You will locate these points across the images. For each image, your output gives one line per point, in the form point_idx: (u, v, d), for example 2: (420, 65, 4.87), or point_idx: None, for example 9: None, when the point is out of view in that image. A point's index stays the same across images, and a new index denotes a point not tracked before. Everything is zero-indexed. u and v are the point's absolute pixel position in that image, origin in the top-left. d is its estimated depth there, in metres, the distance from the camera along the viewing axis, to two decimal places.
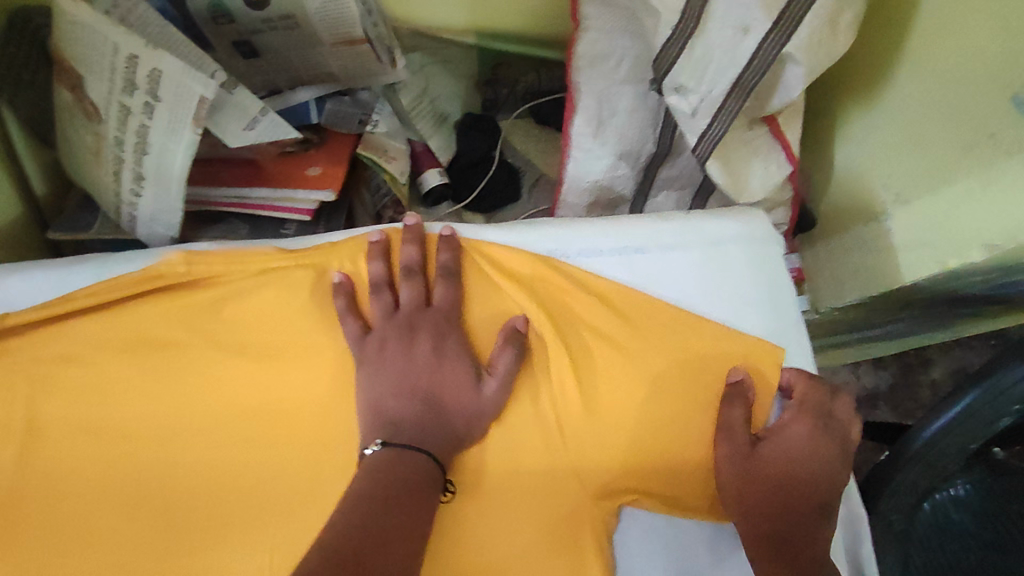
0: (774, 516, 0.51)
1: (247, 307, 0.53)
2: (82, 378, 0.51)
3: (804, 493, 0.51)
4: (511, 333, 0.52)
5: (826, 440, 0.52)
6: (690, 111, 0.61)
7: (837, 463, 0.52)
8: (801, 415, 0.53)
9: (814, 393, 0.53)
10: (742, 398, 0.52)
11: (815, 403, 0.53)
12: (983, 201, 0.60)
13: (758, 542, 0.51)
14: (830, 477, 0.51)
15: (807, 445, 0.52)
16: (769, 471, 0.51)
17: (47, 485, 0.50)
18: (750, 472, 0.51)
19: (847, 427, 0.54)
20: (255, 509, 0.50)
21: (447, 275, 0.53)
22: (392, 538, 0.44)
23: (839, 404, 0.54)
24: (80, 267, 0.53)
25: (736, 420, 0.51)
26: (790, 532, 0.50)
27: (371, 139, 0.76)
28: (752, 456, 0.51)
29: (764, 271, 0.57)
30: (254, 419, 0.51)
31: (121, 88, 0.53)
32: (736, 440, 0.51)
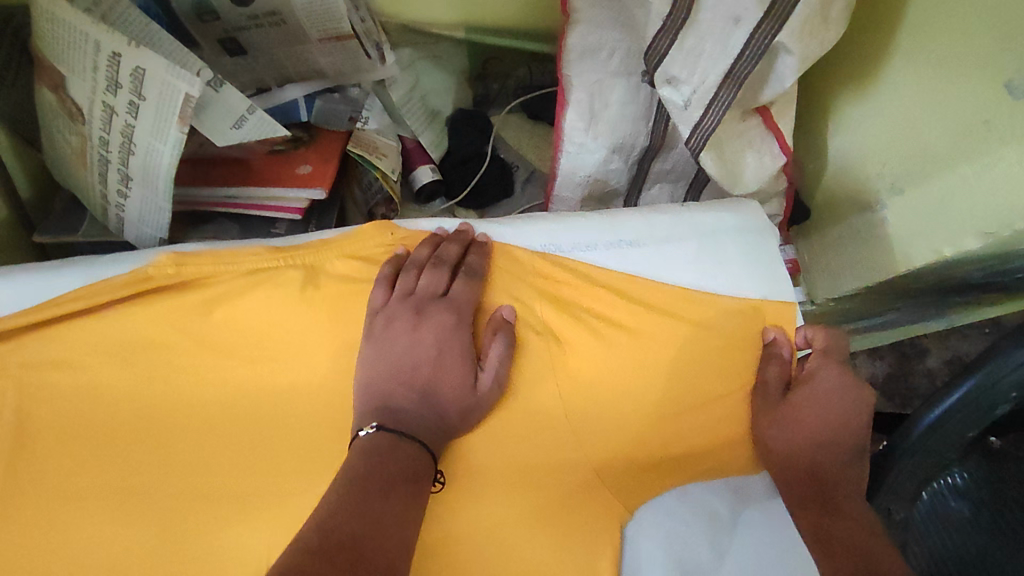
0: (815, 464, 0.53)
1: (240, 307, 0.52)
2: (69, 383, 0.50)
3: (840, 433, 0.53)
4: (500, 323, 0.52)
5: (858, 381, 0.54)
6: (683, 103, 0.60)
7: (865, 407, 0.54)
8: (828, 363, 0.54)
9: (837, 341, 0.55)
10: (778, 354, 0.54)
11: (841, 346, 0.55)
12: (979, 188, 0.60)
13: (803, 489, 0.52)
14: (862, 417, 0.54)
15: (840, 388, 0.54)
16: (808, 419, 0.53)
17: (37, 492, 0.49)
18: (791, 423, 0.52)
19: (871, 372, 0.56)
20: (249, 512, 0.49)
21: (470, 271, 0.53)
22: (381, 534, 0.42)
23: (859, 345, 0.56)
24: (68, 269, 0.52)
25: (773, 376, 0.53)
26: (830, 478, 0.53)
27: (360, 135, 0.75)
28: (790, 406, 0.53)
29: (756, 255, 0.57)
30: (247, 422, 0.50)
31: (104, 87, 0.52)
32: (773, 392, 0.53)
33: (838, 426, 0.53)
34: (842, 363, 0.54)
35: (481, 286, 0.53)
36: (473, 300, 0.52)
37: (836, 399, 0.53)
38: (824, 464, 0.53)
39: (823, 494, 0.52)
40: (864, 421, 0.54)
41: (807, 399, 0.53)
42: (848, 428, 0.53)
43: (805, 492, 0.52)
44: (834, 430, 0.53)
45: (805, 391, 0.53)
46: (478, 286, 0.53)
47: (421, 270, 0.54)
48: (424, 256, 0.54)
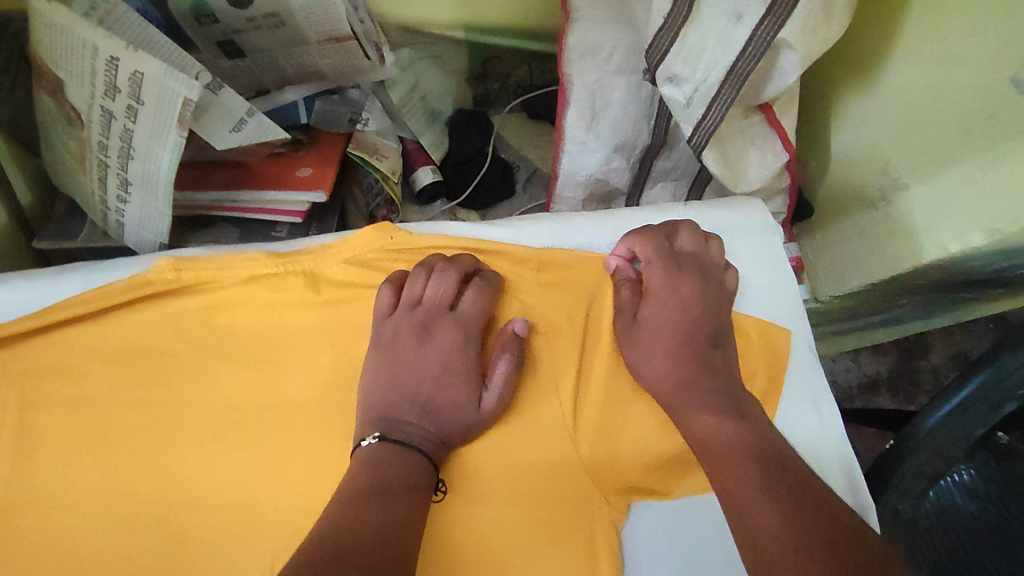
0: (681, 369, 0.50)
1: (243, 312, 0.52)
2: (71, 390, 0.50)
3: (691, 333, 0.52)
4: (511, 341, 0.51)
5: (686, 276, 0.53)
6: (685, 101, 0.60)
7: (700, 289, 0.53)
8: (651, 262, 0.54)
9: (650, 240, 0.54)
10: (617, 276, 0.54)
11: (661, 246, 0.54)
12: (983, 184, 0.59)
13: (673, 394, 0.50)
14: (709, 308, 0.53)
15: (671, 287, 0.53)
16: (657, 331, 0.52)
17: (41, 500, 0.48)
18: (647, 342, 0.52)
19: (702, 258, 0.54)
20: (251, 520, 0.48)
21: (484, 286, 0.52)
22: (381, 544, 0.42)
23: (680, 237, 0.55)
24: (68, 274, 0.52)
25: (625, 299, 0.54)
26: (697, 376, 0.50)
27: (360, 137, 0.74)
28: (642, 323, 0.52)
29: (757, 258, 0.57)
30: (250, 429, 0.50)
31: (103, 92, 0.52)
32: (625, 315, 0.53)
33: (692, 328, 0.52)
34: (663, 262, 0.54)
35: (492, 301, 0.52)
36: (481, 315, 0.52)
37: (675, 300, 0.53)
38: (693, 372, 0.50)
39: (692, 395, 0.49)
40: (708, 306, 0.53)
41: (656, 309, 0.53)
42: (697, 328, 0.52)
43: (681, 397, 0.49)
44: (689, 333, 0.52)
45: (654, 301, 0.53)
46: (487, 301, 0.52)
47: (430, 276, 0.53)
48: (435, 262, 0.54)
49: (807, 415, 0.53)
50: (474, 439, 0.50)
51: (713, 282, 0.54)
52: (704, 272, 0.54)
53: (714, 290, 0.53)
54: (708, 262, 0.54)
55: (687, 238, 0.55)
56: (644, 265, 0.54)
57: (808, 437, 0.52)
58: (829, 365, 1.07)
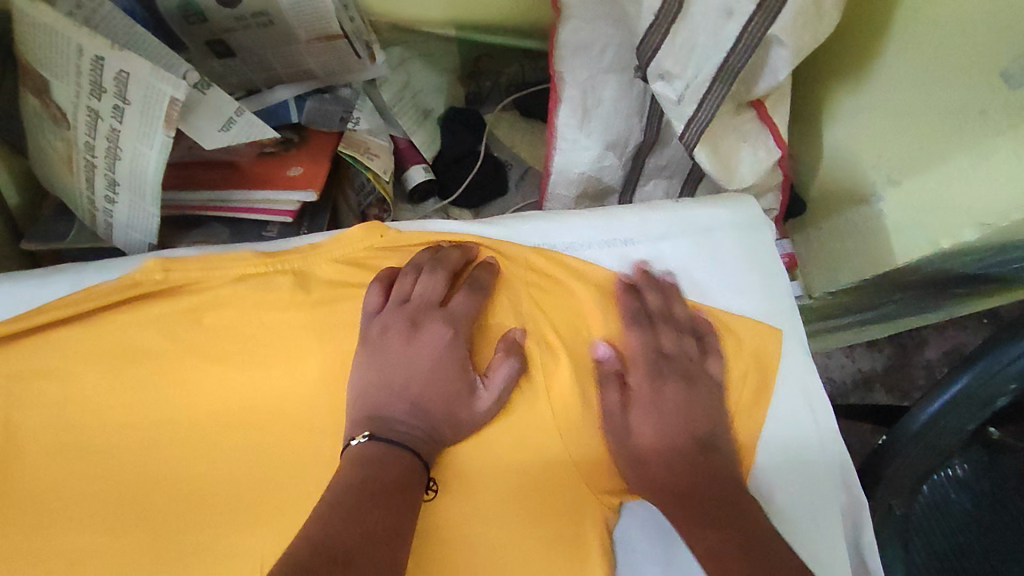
0: (675, 483, 0.49)
1: (232, 312, 0.52)
2: (59, 393, 0.50)
3: (684, 445, 0.50)
4: (510, 345, 0.51)
5: (672, 383, 0.52)
6: (676, 98, 0.59)
7: (684, 395, 0.51)
8: (635, 367, 0.52)
9: (633, 339, 0.53)
10: (605, 372, 0.52)
11: (647, 347, 0.52)
12: (974, 177, 0.59)
13: (671, 504, 0.49)
14: (701, 413, 0.51)
15: (658, 397, 0.52)
16: (651, 442, 0.51)
17: (29, 504, 0.48)
18: (641, 457, 0.50)
19: (685, 357, 0.53)
20: (242, 520, 0.48)
21: (472, 285, 0.52)
22: (371, 545, 0.42)
23: (663, 335, 0.53)
24: (57, 277, 0.52)
25: (613, 402, 0.51)
26: (688, 487, 0.49)
27: (351, 136, 0.74)
28: (635, 436, 0.51)
29: (753, 255, 0.56)
30: (239, 430, 0.50)
31: (89, 92, 0.52)
32: (617, 426, 0.51)
33: (684, 439, 0.51)
34: (647, 368, 0.52)
35: (483, 298, 0.52)
36: (471, 312, 0.52)
37: (661, 409, 0.51)
38: (689, 483, 0.49)
39: (691, 506, 0.48)
40: (697, 411, 0.51)
41: (645, 418, 0.51)
42: (692, 436, 0.51)
43: (678, 509, 0.49)
44: (682, 441, 0.50)
45: (647, 413, 0.51)
46: (477, 297, 0.52)
47: (419, 275, 0.53)
48: (424, 261, 0.53)
49: (796, 408, 0.53)
50: (464, 439, 0.50)
51: (702, 382, 0.52)
52: (689, 375, 0.52)
53: (703, 393, 0.52)
54: (693, 359, 0.53)
55: (671, 340, 0.53)
56: (630, 370, 0.52)
57: (800, 433, 0.52)
58: (825, 361, 1.08)
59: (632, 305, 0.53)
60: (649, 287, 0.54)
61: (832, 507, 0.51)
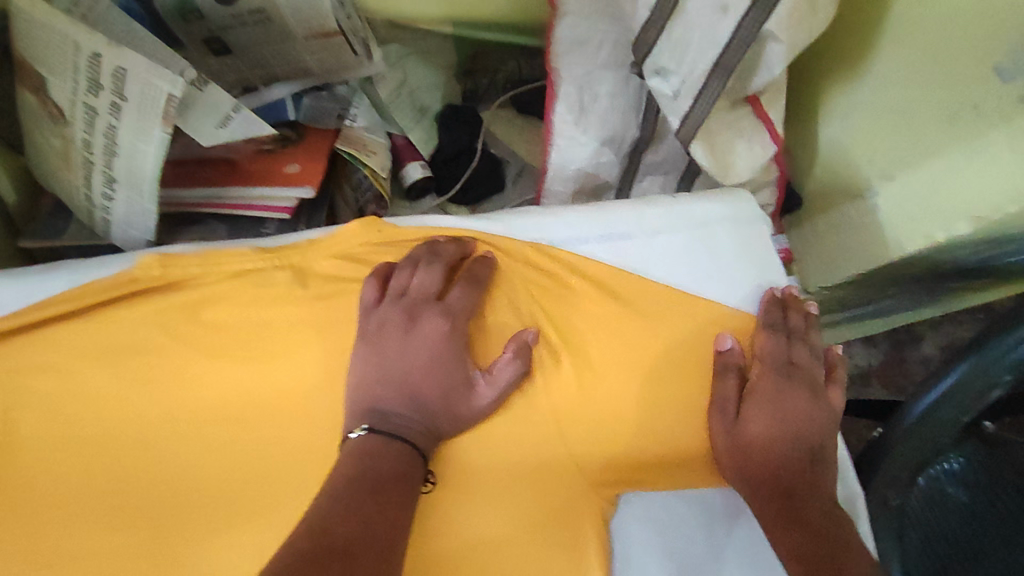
0: (779, 479, 0.50)
1: (230, 308, 0.52)
2: (57, 389, 0.50)
3: (801, 451, 0.50)
4: (521, 346, 0.51)
5: (802, 391, 0.52)
6: (672, 93, 0.60)
7: (810, 405, 0.52)
8: (763, 366, 0.52)
9: (768, 342, 0.53)
10: (727, 366, 0.52)
11: (779, 352, 0.53)
12: (969, 172, 0.60)
13: (768, 500, 0.49)
14: (819, 428, 0.51)
15: (781, 397, 0.52)
16: (761, 438, 0.50)
17: (28, 499, 0.48)
18: (751, 450, 0.50)
19: (813, 372, 0.53)
20: (241, 514, 0.48)
21: (468, 279, 0.53)
22: (370, 537, 0.42)
23: (797, 347, 0.53)
24: (53, 273, 0.51)
25: (728, 393, 0.51)
26: (792, 486, 0.49)
27: (348, 133, 0.74)
28: (749, 430, 0.50)
29: (751, 250, 0.56)
30: (238, 425, 0.50)
31: (86, 88, 0.52)
32: (729, 416, 0.51)
33: (802, 446, 0.50)
34: (777, 367, 0.52)
35: (480, 291, 0.52)
36: (469, 305, 0.52)
37: (780, 411, 0.51)
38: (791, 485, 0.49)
39: (790, 505, 0.49)
40: (818, 423, 0.51)
41: (761, 411, 0.51)
42: (806, 444, 0.51)
43: (776, 506, 0.49)
44: (799, 448, 0.50)
45: (763, 411, 0.51)
46: (475, 291, 0.52)
47: (416, 268, 0.53)
48: (421, 254, 0.53)
49: None
50: (461, 432, 0.50)
51: (824, 403, 0.53)
52: (816, 390, 0.53)
53: (826, 411, 0.52)
54: (817, 378, 0.53)
55: (806, 357, 0.54)
56: (757, 366, 0.52)
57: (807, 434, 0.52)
58: None
59: (769, 315, 0.54)
60: (783, 302, 0.55)
61: None
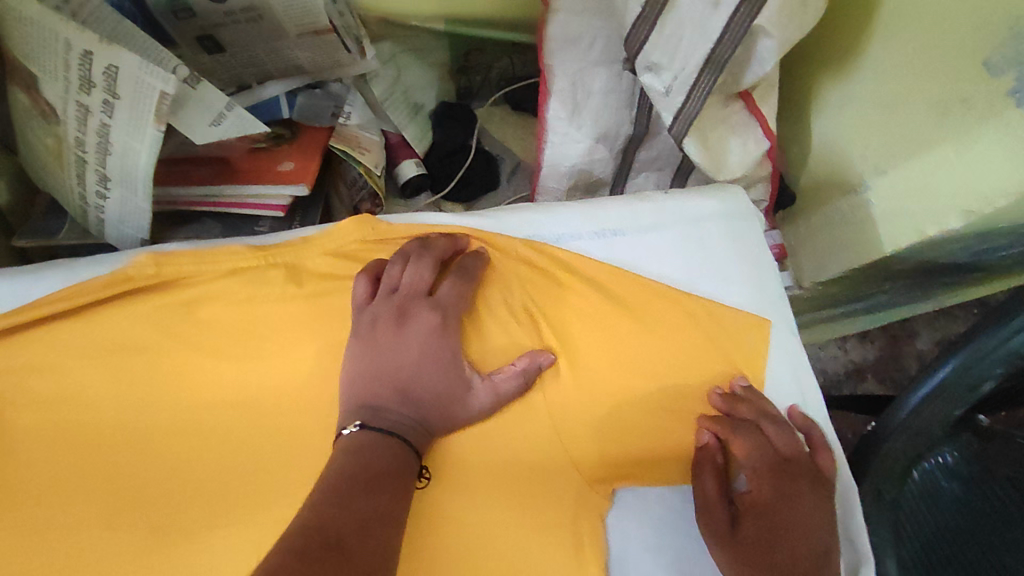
0: None
1: (224, 305, 0.52)
2: (52, 387, 0.50)
3: (808, 552, 0.47)
4: (533, 367, 0.51)
5: (799, 486, 0.49)
6: (664, 89, 0.60)
7: (810, 502, 0.48)
8: (756, 470, 0.50)
9: (752, 440, 0.50)
10: (707, 461, 0.51)
11: (760, 451, 0.50)
12: (960, 166, 0.60)
13: None
14: (818, 524, 0.48)
15: (775, 498, 0.48)
16: (764, 551, 0.47)
17: (22, 499, 0.48)
18: (749, 558, 0.47)
19: (807, 462, 0.50)
20: (236, 510, 0.48)
21: (459, 273, 0.53)
22: (358, 535, 0.42)
23: (778, 438, 0.50)
24: (48, 272, 0.52)
25: (712, 493, 0.49)
26: None
27: (342, 130, 0.75)
28: (743, 535, 0.48)
29: (743, 246, 0.57)
30: (233, 422, 0.50)
31: (78, 87, 0.52)
32: (716, 520, 0.49)
33: (801, 545, 0.47)
34: (767, 470, 0.49)
35: (470, 287, 0.53)
36: (459, 300, 0.52)
37: (778, 516, 0.48)
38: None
39: None
40: (821, 523, 0.48)
41: (756, 521, 0.48)
42: (809, 545, 0.47)
43: None
44: (800, 549, 0.47)
45: (754, 516, 0.48)
46: (465, 285, 0.52)
47: (406, 264, 0.53)
48: (412, 249, 0.54)
49: (788, 396, 0.54)
50: (459, 429, 0.50)
51: (821, 489, 0.50)
52: (813, 483, 0.49)
53: (826, 498, 0.49)
54: (806, 463, 0.50)
55: (797, 446, 0.50)
56: (744, 470, 0.50)
57: None
58: (817, 352, 1.09)
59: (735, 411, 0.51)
60: (749, 394, 0.52)
61: None
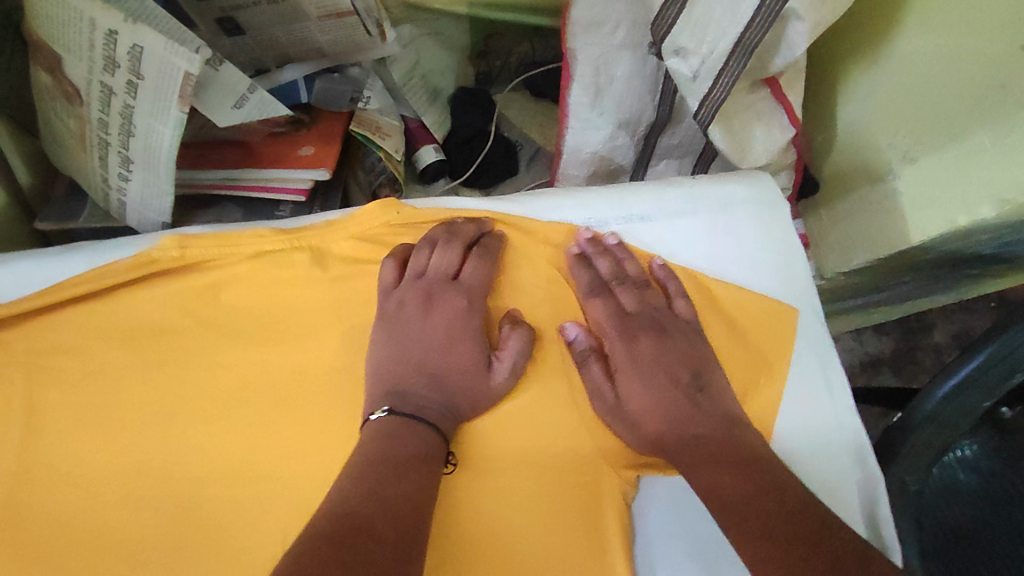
0: (676, 432, 0.50)
1: (249, 289, 0.52)
2: (79, 369, 0.49)
3: (669, 386, 0.52)
4: (514, 320, 0.52)
5: (644, 337, 0.53)
6: (691, 74, 0.59)
7: (661, 348, 0.52)
8: (607, 334, 0.53)
9: (603, 306, 0.53)
10: (582, 354, 0.52)
11: (611, 313, 0.53)
12: (994, 154, 0.59)
13: (676, 450, 0.49)
14: (671, 358, 0.52)
15: (633, 356, 0.53)
16: (642, 402, 0.51)
17: (50, 480, 0.48)
18: (638, 420, 0.51)
19: (654, 309, 0.54)
20: (262, 495, 0.48)
21: (483, 253, 0.53)
22: (382, 518, 0.42)
23: (625, 297, 0.54)
24: (72, 254, 0.51)
25: (597, 377, 0.51)
26: (687, 432, 0.50)
27: (362, 115, 0.74)
28: (626, 403, 0.51)
29: (772, 233, 0.56)
30: (258, 405, 0.50)
31: (102, 67, 0.51)
32: (606, 396, 0.51)
33: (662, 385, 0.52)
34: (618, 331, 0.53)
35: (493, 269, 0.53)
36: (483, 282, 0.53)
37: (646, 370, 0.52)
38: (681, 423, 0.50)
39: (692, 447, 0.49)
40: (677, 355, 0.52)
41: (630, 380, 0.52)
42: (673, 380, 0.52)
43: (675, 454, 0.49)
44: (668, 381, 0.52)
45: (626, 378, 0.52)
46: (489, 265, 0.53)
47: (434, 249, 0.54)
48: (439, 234, 0.54)
49: (816, 388, 0.53)
50: (481, 412, 0.50)
51: (674, 328, 0.53)
52: (662, 326, 0.53)
53: (672, 337, 0.53)
54: (658, 307, 0.54)
55: (639, 290, 0.54)
56: (601, 337, 0.53)
57: (804, 422, 0.52)
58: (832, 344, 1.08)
59: (587, 277, 0.53)
60: (622, 255, 0.54)
61: (847, 487, 0.51)
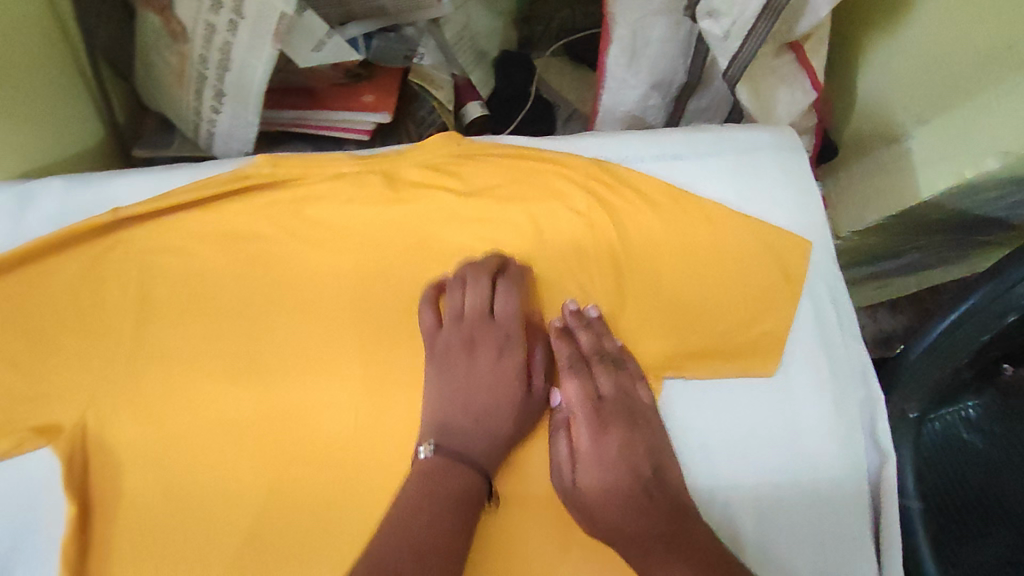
0: (629, 528, 0.51)
1: (330, 205, 0.59)
2: (183, 266, 0.57)
3: (627, 479, 0.53)
4: (535, 328, 0.59)
5: (611, 425, 0.54)
6: (723, 34, 0.64)
7: (627, 436, 0.54)
8: (579, 414, 0.55)
9: (576, 386, 0.56)
10: (558, 422, 0.56)
11: (584, 392, 0.56)
12: (1000, 110, 0.64)
13: (629, 544, 0.51)
14: (636, 448, 0.54)
15: (598, 443, 0.54)
16: (598, 487, 0.52)
17: (156, 359, 0.55)
18: (594, 511, 0.52)
19: (630, 400, 0.55)
20: (336, 379, 0.55)
21: (509, 284, 0.57)
22: (429, 544, 0.48)
23: (600, 378, 0.56)
24: (176, 169, 0.59)
25: (562, 452, 0.54)
26: (641, 528, 0.51)
27: (417, 70, 0.79)
28: (582, 487, 0.53)
29: (790, 174, 0.62)
30: (334, 304, 0.57)
31: (207, 7, 0.58)
32: (563, 476, 0.53)
33: (622, 474, 0.53)
34: (589, 413, 0.55)
35: (522, 300, 0.57)
36: (515, 315, 0.57)
37: (606, 460, 0.53)
38: (634, 520, 0.51)
39: (643, 543, 0.50)
40: (639, 447, 0.54)
41: (591, 464, 0.53)
42: (632, 470, 0.53)
43: (628, 547, 0.51)
44: (627, 470, 0.53)
45: (586, 465, 0.53)
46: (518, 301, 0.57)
47: (464, 286, 0.57)
48: (467, 270, 0.58)
49: (825, 307, 0.60)
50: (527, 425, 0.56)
51: (642, 417, 0.54)
52: (633, 415, 0.54)
53: (640, 430, 0.54)
54: (628, 391, 0.55)
55: (616, 377, 0.56)
56: (571, 416, 0.55)
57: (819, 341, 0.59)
58: None
59: (568, 350, 0.56)
60: (600, 330, 0.56)
61: (851, 399, 0.58)
